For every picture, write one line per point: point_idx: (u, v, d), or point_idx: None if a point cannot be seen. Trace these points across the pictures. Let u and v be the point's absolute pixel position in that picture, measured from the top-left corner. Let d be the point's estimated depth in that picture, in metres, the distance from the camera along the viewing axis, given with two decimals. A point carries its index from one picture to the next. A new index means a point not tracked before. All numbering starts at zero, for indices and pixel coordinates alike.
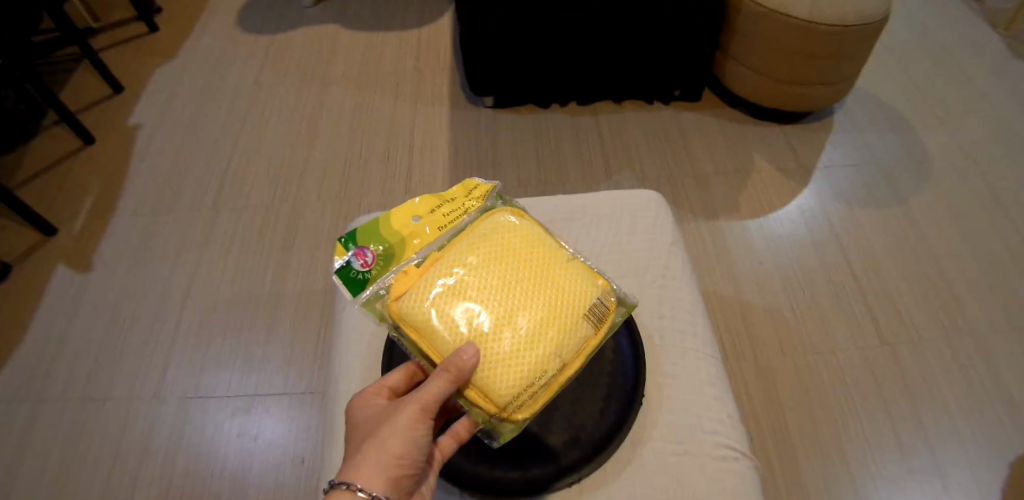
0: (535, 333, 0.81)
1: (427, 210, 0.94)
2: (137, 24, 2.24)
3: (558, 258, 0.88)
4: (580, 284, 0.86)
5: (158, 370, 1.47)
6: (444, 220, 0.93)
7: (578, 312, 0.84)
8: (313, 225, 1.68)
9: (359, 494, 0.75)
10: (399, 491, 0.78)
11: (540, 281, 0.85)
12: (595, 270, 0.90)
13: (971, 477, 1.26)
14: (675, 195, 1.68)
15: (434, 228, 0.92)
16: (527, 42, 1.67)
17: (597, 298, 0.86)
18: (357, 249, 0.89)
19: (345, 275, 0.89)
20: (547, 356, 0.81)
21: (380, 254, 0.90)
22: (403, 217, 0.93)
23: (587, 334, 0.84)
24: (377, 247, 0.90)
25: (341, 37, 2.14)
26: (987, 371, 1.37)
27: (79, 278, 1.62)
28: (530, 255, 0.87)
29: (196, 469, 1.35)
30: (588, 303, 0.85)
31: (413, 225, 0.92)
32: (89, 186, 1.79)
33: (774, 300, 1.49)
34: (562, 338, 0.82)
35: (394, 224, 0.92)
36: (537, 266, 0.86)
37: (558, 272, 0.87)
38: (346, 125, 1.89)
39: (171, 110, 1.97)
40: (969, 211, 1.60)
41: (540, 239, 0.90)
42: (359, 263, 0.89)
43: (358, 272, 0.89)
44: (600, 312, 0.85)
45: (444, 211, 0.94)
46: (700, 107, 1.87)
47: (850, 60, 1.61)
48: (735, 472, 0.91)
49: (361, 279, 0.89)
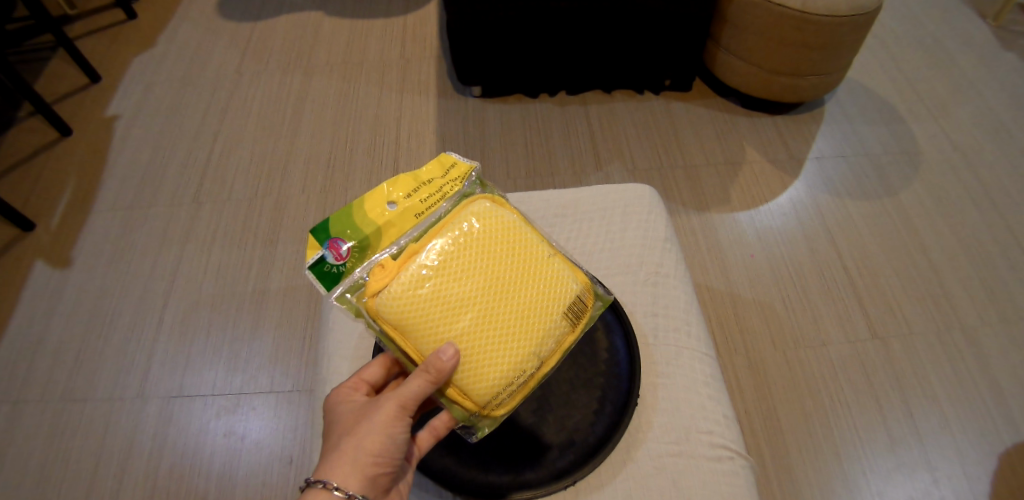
0: (516, 333, 0.80)
1: (401, 195, 0.90)
2: (115, 11, 2.17)
3: (537, 250, 0.84)
4: (559, 281, 0.83)
5: (140, 369, 1.44)
6: (420, 207, 0.90)
7: (557, 311, 0.82)
8: (299, 218, 1.65)
9: (335, 493, 0.76)
10: (376, 488, 0.79)
11: (521, 279, 0.82)
12: (573, 263, 0.88)
13: (960, 469, 1.27)
14: (665, 187, 1.67)
15: (409, 216, 0.89)
16: (516, 31, 1.63)
17: (577, 295, 0.84)
18: (329, 242, 0.87)
19: (319, 269, 0.87)
20: (527, 355, 0.80)
21: (354, 246, 0.88)
22: (377, 204, 0.89)
23: (565, 331, 0.83)
24: (351, 238, 0.88)
25: (325, 24, 2.09)
26: (975, 363, 1.38)
27: (58, 276, 1.58)
28: (509, 248, 0.83)
29: (182, 470, 1.32)
30: (568, 300, 0.83)
31: (387, 213, 0.89)
32: (67, 179, 1.74)
33: (765, 293, 1.48)
34: (540, 338, 0.81)
35: (368, 212, 0.89)
36: (518, 261, 0.83)
37: (539, 267, 0.83)
38: (331, 115, 1.85)
39: (151, 100, 1.92)
40: (958, 202, 1.60)
41: (521, 229, 0.85)
42: (333, 255, 0.87)
43: (331, 265, 0.87)
44: (579, 308, 0.84)
45: (420, 197, 0.91)
46: (690, 96, 1.85)
47: (843, 51, 1.60)
48: (731, 473, 0.90)
49: (335, 272, 0.87)
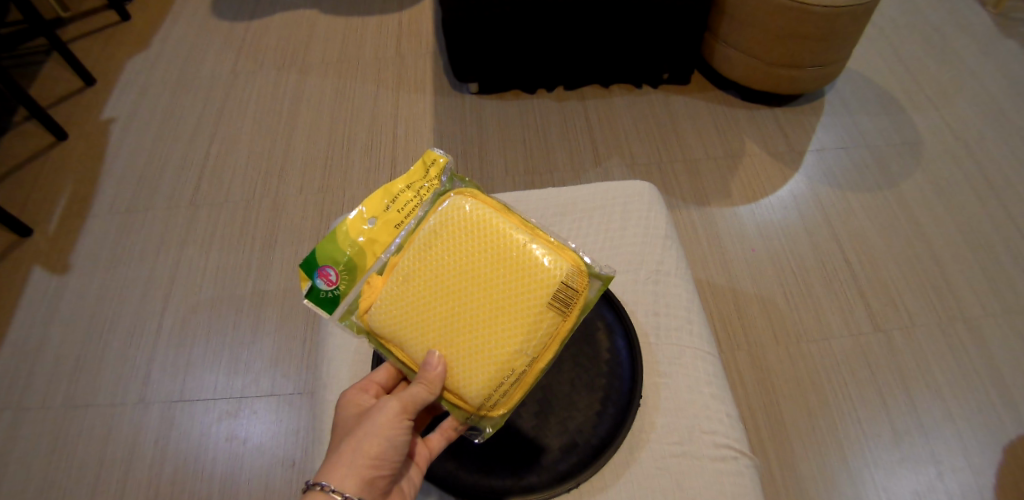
0: (499, 331, 0.78)
1: (379, 209, 0.88)
2: (108, 13, 2.15)
3: (512, 240, 0.81)
4: (540, 271, 0.79)
5: (141, 374, 1.43)
6: (400, 216, 0.88)
7: (541, 301, 0.78)
8: (296, 219, 1.64)
9: (333, 495, 0.75)
10: (374, 491, 0.78)
11: (500, 273, 0.80)
12: (561, 245, 0.82)
13: (965, 462, 1.26)
14: (664, 182, 1.66)
15: (390, 228, 0.88)
16: (512, 25, 1.62)
17: (562, 281, 0.79)
18: (319, 271, 0.87)
19: (315, 297, 0.87)
20: (514, 352, 0.78)
21: (342, 269, 0.87)
22: (356, 223, 0.88)
23: (553, 323, 0.79)
24: (338, 263, 0.87)
25: (319, 23, 2.08)
26: (979, 353, 1.37)
27: (56, 281, 1.57)
28: (482, 242, 0.81)
29: (185, 473, 1.32)
30: (551, 290, 0.79)
31: (368, 229, 0.88)
32: (63, 184, 1.73)
33: (766, 287, 1.47)
34: (525, 334, 0.78)
35: (349, 234, 0.87)
36: (495, 257, 0.80)
37: (519, 259, 0.80)
38: (327, 114, 1.84)
39: (146, 103, 1.91)
40: (959, 192, 1.59)
41: (497, 221, 0.82)
42: (324, 282, 0.87)
43: (325, 291, 0.87)
44: (568, 295, 0.79)
45: (398, 206, 0.89)
46: (689, 89, 1.84)
47: (842, 41, 1.58)
48: (734, 473, 0.90)
49: (330, 297, 0.87)
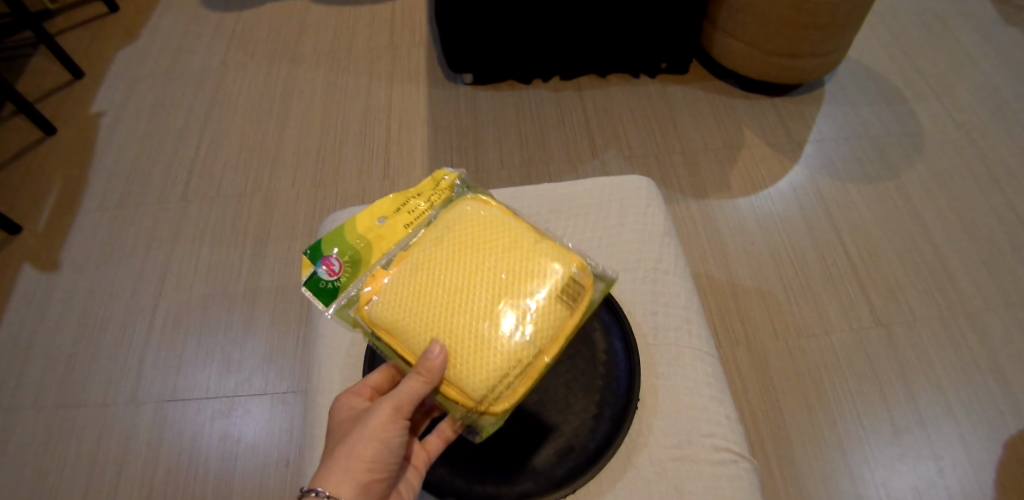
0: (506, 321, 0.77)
1: (391, 210, 0.89)
2: (96, 5, 2.11)
3: (523, 239, 0.81)
4: (551, 268, 0.79)
5: (133, 373, 1.41)
6: (410, 217, 0.88)
7: (549, 295, 0.78)
8: (288, 214, 1.61)
9: None
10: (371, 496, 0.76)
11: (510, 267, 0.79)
12: (570, 250, 0.83)
13: (965, 458, 1.25)
14: (663, 175, 1.63)
15: (400, 227, 0.88)
16: (507, 15, 1.58)
17: (571, 278, 0.79)
18: (323, 260, 0.87)
19: (315, 286, 0.86)
20: (520, 344, 0.76)
21: (347, 261, 0.87)
22: (368, 220, 0.89)
23: (562, 316, 0.78)
24: (343, 254, 0.87)
25: (311, 13, 2.04)
26: (980, 347, 1.35)
27: (45, 280, 1.55)
28: (493, 239, 0.81)
29: (178, 475, 1.31)
30: (560, 285, 0.78)
31: (377, 227, 0.88)
32: (52, 180, 1.70)
33: (765, 280, 1.46)
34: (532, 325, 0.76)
35: (359, 229, 0.88)
36: (505, 253, 0.80)
37: (529, 254, 0.80)
38: (319, 107, 1.80)
39: (135, 96, 1.87)
40: (960, 183, 1.57)
41: (509, 223, 0.83)
42: (327, 272, 0.86)
43: (326, 281, 0.86)
44: (576, 292, 0.79)
45: (410, 209, 0.89)
46: (688, 79, 1.81)
47: (843, 30, 1.55)
48: (733, 476, 0.88)
49: (330, 287, 0.86)
